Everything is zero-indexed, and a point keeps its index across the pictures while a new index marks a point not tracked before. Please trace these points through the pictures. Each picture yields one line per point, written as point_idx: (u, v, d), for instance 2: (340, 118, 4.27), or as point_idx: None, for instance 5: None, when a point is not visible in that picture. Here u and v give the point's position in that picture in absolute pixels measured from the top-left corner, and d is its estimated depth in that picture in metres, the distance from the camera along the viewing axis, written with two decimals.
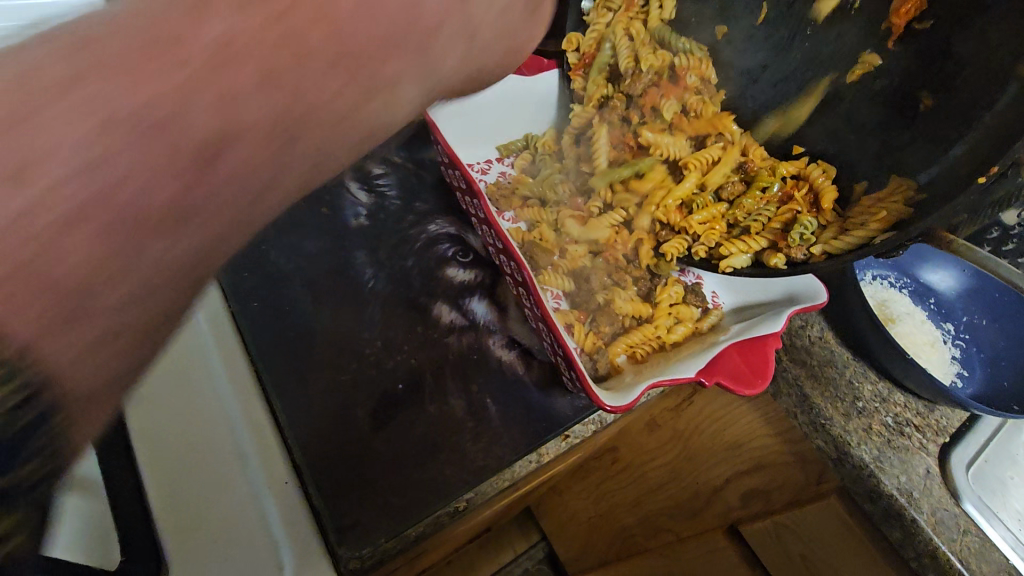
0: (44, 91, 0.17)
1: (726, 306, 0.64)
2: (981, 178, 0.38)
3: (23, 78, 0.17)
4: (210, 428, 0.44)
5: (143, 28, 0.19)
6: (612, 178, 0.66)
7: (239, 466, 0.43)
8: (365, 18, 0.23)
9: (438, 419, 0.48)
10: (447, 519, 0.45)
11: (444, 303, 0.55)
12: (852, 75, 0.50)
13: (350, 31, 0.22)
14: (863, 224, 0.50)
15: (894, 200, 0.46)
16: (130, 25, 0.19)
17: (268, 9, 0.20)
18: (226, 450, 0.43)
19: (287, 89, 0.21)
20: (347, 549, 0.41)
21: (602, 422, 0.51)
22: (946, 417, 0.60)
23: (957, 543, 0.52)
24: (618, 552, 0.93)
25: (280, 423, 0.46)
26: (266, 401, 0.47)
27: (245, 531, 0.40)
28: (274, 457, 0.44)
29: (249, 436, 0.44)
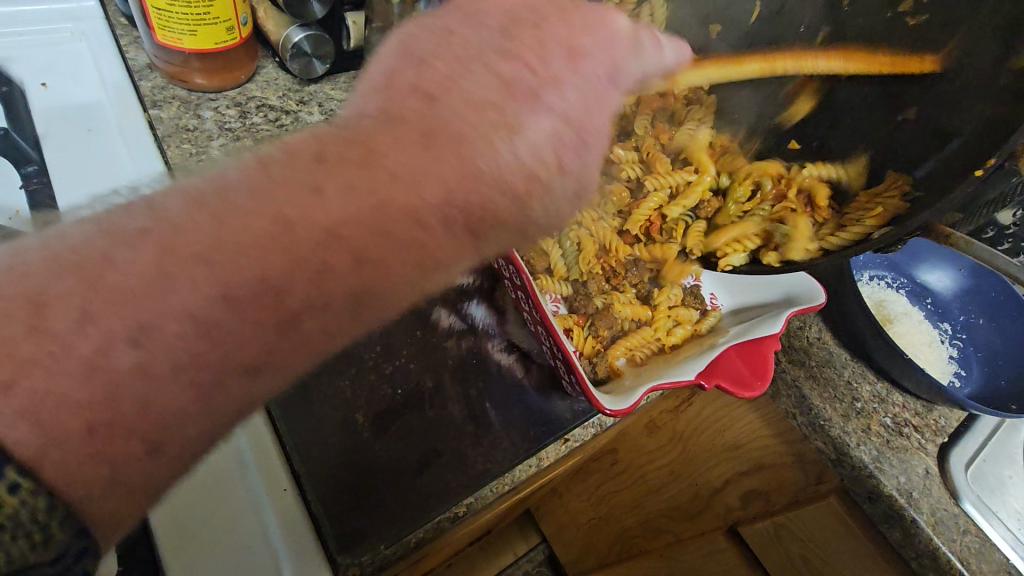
0: (127, 375, 0.21)
1: (724, 308, 0.65)
2: (978, 171, 0.38)
3: (102, 368, 0.21)
4: (234, 504, 0.40)
5: (197, 313, 0.22)
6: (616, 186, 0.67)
7: (262, 544, 0.40)
8: (373, 294, 0.26)
9: (437, 424, 0.48)
10: (448, 524, 0.44)
11: (442, 307, 0.55)
12: None
13: (366, 300, 0.26)
14: (860, 219, 0.49)
15: (888, 195, 0.45)
16: (186, 311, 0.22)
17: (305, 294, 0.24)
18: (251, 528, 0.40)
19: (311, 353, 0.26)
20: (347, 556, 0.41)
21: (602, 425, 0.51)
22: (945, 417, 0.60)
23: (957, 543, 0.53)
24: (618, 553, 0.94)
25: (306, 494, 0.42)
26: (290, 468, 0.43)
27: (244, 536, 0.39)
28: (302, 535, 0.40)
29: (273, 511, 0.41)
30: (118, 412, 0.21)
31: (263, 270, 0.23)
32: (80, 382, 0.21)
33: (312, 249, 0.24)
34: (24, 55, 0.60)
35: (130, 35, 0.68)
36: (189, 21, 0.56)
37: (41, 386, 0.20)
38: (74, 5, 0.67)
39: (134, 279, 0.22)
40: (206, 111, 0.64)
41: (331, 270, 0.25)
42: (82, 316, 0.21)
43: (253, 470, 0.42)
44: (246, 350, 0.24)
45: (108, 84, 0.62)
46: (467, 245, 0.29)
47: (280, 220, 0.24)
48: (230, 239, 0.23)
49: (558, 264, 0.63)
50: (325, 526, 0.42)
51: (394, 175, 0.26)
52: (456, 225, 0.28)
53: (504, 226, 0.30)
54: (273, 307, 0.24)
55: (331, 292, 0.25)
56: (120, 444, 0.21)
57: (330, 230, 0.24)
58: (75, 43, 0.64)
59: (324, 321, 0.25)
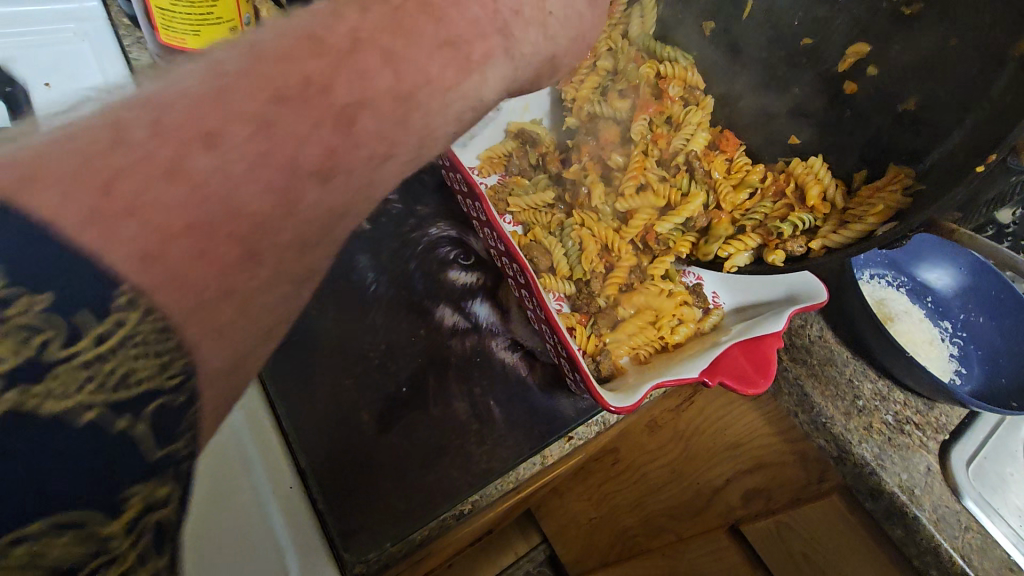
0: (208, 178, 0.20)
1: (727, 306, 0.64)
2: (980, 167, 0.38)
3: (181, 173, 0.19)
4: (239, 504, 0.41)
5: (259, 116, 0.21)
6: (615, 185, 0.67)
7: (270, 544, 0.40)
8: (423, 94, 0.26)
9: (442, 422, 0.48)
10: (453, 522, 0.45)
11: (446, 306, 0.55)
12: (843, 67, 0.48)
13: (416, 102, 0.26)
14: (863, 215, 0.49)
15: (892, 191, 0.46)
16: (252, 115, 0.21)
17: (354, 89, 0.24)
18: (258, 529, 0.41)
19: (364, 174, 0.25)
20: (353, 554, 0.41)
21: (605, 423, 0.51)
22: (946, 414, 0.61)
23: (959, 540, 0.53)
24: (619, 552, 0.94)
25: (313, 495, 0.43)
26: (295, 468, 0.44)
27: (250, 534, 0.40)
28: (308, 531, 0.42)
29: (279, 511, 0.42)
30: (209, 215, 0.20)
31: (304, 70, 0.23)
32: (164, 183, 0.19)
33: (348, 47, 0.24)
34: (27, 56, 0.60)
35: (133, 36, 0.68)
36: (193, 21, 0.57)
37: (129, 188, 0.18)
38: (76, 6, 0.67)
39: (185, 103, 0.20)
40: None
41: (349, 101, 0.24)
42: (153, 128, 0.19)
43: (260, 467, 0.43)
44: (312, 149, 0.22)
45: (112, 83, 0.62)
46: (500, 54, 0.30)
47: (310, 37, 0.23)
48: (270, 59, 0.22)
49: (561, 264, 0.63)
50: (331, 521, 0.42)
51: (406, 1, 0.26)
52: (473, 52, 0.29)
53: (525, 37, 0.32)
54: (326, 104, 0.23)
55: (381, 93, 0.24)
56: (217, 247, 0.20)
57: (353, 33, 0.24)
58: (78, 44, 0.64)
59: (381, 121, 0.25)
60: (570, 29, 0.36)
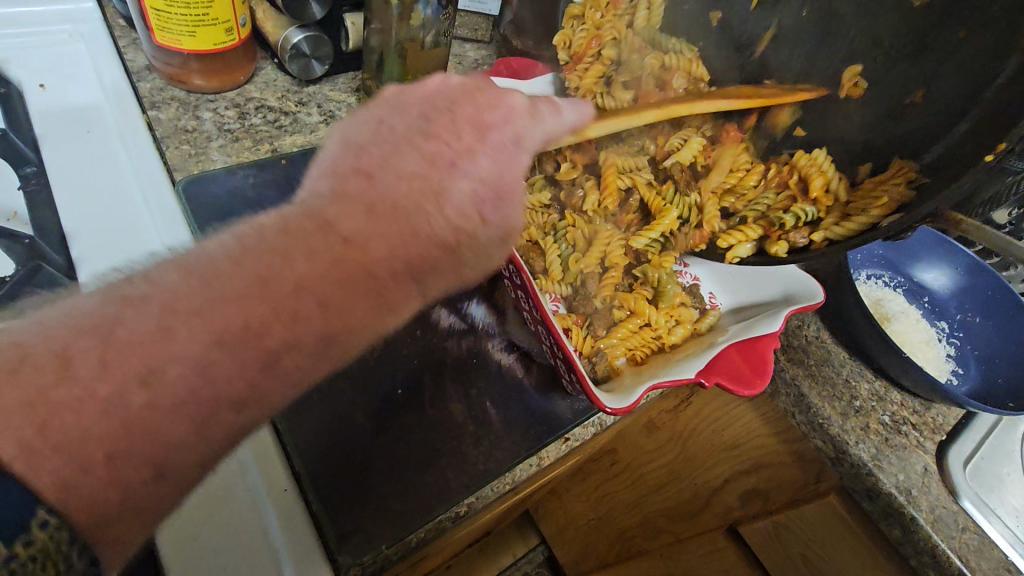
0: (139, 413, 0.22)
1: (724, 307, 0.65)
2: (989, 157, 0.37)
3: (118, 408, 0.22)
4: (239, 534, 0.40)
5: (200, 357, 0.24)
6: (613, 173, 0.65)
7: (273, 565, 0.39)
8: (340, 337, 0.28)
9: (438, 424, 0.48)
10: (449, 524, 0.45)
11: (442, 307, 0.55)
12: (849, 72, 0.48)
13: (334, 340, 0.28)
14: (863, 208, 0.48)
15: (896, 183, 0.45)
16: (188, 355, 0.23)
17: (281, 338, 0.26)
18: (259, 552, 0.39)
19: (290, 388, 0.27)
20: (349, 555, 0.41)
21: (602, 424, 0.52)
22: (942, 414, 0.61)
23: (956, 540, 0.53)
24: (617, 554, 0.94)
25: (315, 511, 0.42)
26: (296, 485, 0.43)
27: (253, 559, 0.39)
28: (311, 555, 0.40)
29: (280, 531, 0.41)
30: (132, 443, 0.22)
31: (245, 320, 0.25)
32: (98, 418, 0.22)
33: (285, 296, 0.26)
34: (22, 56, 0.60)
35: (129, 37, 0.68)
36: (189, 22, 0.57)
37: (66, 424, 0.21)
38: (71, 6, 0.67)
39: (137, 337, 0.23)
40: (205, 112, 0.65)
41: (303, 310, 0.26)
42: (102, 364, 0.22)
43: (254, 469, 0.42)
44: (236, 386, 0.25)
45: (107, 84, 0.62)
46: (416, 288, 0.31)
47: (261, 284, 0.25)
48: (217, 305, 0.24)
49: (554, 267, 0.63)
50: (331, 532, 0.41)
51: (349, 243, 0.28)
52: (402, 272, 0.30)
53: (438, 280, 0.32)
54: (255, 352, 0.25)
55: (302, 339, 0.26)
56: (129, 469, 0.22)
57: (299, 283, 0.26)
58: (73, 45, 0.64)
59: (302, 360, 0.27)
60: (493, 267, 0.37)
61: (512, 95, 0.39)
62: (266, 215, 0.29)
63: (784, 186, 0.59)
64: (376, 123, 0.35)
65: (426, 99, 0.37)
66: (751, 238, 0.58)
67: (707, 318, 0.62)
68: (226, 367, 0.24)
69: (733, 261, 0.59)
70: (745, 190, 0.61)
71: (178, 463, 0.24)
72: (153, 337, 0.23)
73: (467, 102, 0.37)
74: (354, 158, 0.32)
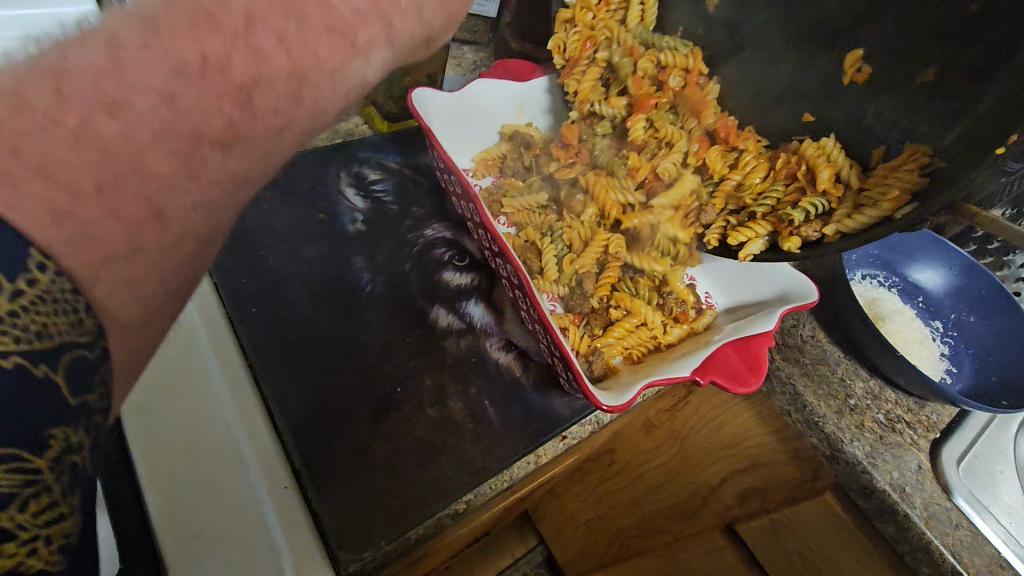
0: (117, 143, 0.22)
1: (720, 306, 0.65)
2: (1001, 148, 0.38)
3: (90, 137, 0.21)
4: (205, 431, 0.43)
5: (161, 89, 0.22)
6: (598, 182, 0.66)
7: (240, 472, 0.42)
8: (311, 76, 0.27)
9: (438, 421, 0.48)
10: (447, 521, 0.45)
11: (441, 307, 0.56)
12: (852, 56, 0.48)
13: (306, 80, 0.27)
14: (875, 198, 0.49)
15: (907, 168, 0.45)
16: (149, 87, 0.22)
17: (247, 70, 0.25)
18: (227, 455, 0.43)
19: (271, 129, 0.27)
20: (348, 552, 0.41)
21: (599, 422, 0.52)
22: (937, 412, 0.62)
23: (951, 537, 0.53)
24: (616, 554, 0.94)
25: (289, 448, 0.44)
26: (265, 408, 0.46)
27: (224, 476, 0.42)
28: (301, 530, 0.41)
29: (250, 444, 0.44)
30: (119, 173, 0.22)
31: (202, 49, 0.23)
32: (73, 148, 0.21)
33: (240, 26, 0.24)
34: None
35: None
36: None
37: (40, 148, 0.20)
38: None
39: (94, 67, 0.22)
40: None
41: (268, 49, 0.25)
42: (58, 94, 0.21)
43: (254, 465, 0.43)
44: (213, 119, 0.24)
45: (25, 27, 0.57)
46: (375, 18, 0.29)
47: (204, 16, 0.24)
48: (172, 31, 0.23)
49: (549, 268, 0.63)
50: (326, 524, 0.42)
51: None
52: (361, 10, 0.28)
53: (406, 15, 0.31)
54: (225, 84, 0.24)
55: (274, 73, 0.26)
56: (124, 201, 0.22)
57: (249, 16, 0.25)
58: None
59: (275, 101, 0.26)
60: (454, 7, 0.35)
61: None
62: None
63: (793, 179, 0.58)
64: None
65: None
66: (762, 234, 0.57)
67: (703, 317, 0.62)
68: (195, 88, 0.23)
69: (746, 259, 0.58)
70: (753, 184, 0.60)
71: (174, 206, 0.24)
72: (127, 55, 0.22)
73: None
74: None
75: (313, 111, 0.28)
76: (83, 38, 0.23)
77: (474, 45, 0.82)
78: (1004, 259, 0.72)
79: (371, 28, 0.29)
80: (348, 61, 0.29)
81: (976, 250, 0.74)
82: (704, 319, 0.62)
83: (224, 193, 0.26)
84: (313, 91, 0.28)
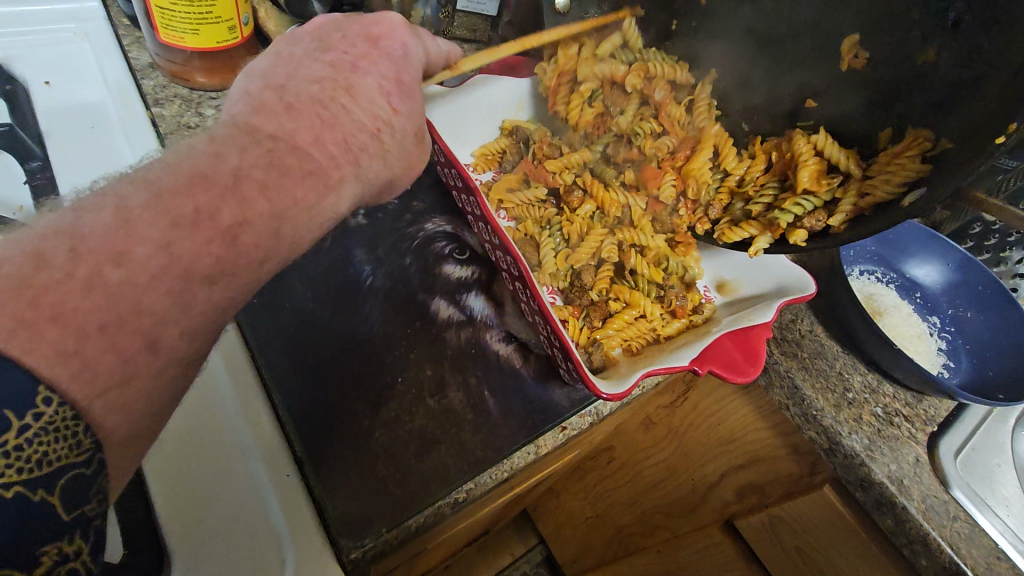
0: (120, 288, 0.26)
1: (718, 300, 0.66)
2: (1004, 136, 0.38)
3: (103, 276, 0.26)
4: (208, 423, 0.43)
5: (161, 238, 0.28)
6: (596, 184, 0.68)
7: (242, 462, 0.43)
8: (290, 215, 0.34)
9: (437, 412, 0.49)
10: (447, 510, 0.45)
11: (442, 299, 0.56)
12: (848, 44, 0.48)
13: (285, 220, 0.33)
14: (882, 182, 0.48)
15: (911, 151, 0.45)
16: (151, 238, 0.28)
17: (232, 217, 0.31)
18: (227, 445, 0.43)
19: (251, 262, 0.32)
20: (350, 538, 0.41)
21: (599, 414, 0.52)
22: (935, 406, 0.62)
23: (947, 529, 0.54)
24: (615, 552, 0.95)
25: (292, 438, 0.45)
26: (267, 398, 0.46)
27: (226, 467, 0.42)
28: (304, 518, 0.41)
29: (251, 434, 0.44)
30: (124, 312, 0.26)
31: (195, 204, 0.30)
32: (81, 296, 0.25)
33: (229, 182, 0.31)
34: (28, 54, 0.61)
35: (133, 35, 0.69)
36: (192, 20, 0.58)
37: (55, 301, 0.24)
38: (76, 6, 0.68)
39: (105, 228, 0.27)
40: (208, 109, 0.65)
41: (250, 199, 0.32)
42: (73, 252, 0.26)
43: (256, 455, 0.43)
44: (203, 260, 0.29)
45: None
46: (349, 160, 0.38)
47: (201, 177, 0.31)
48: (169, 194, 0.29)
49: (546, 261, 0.64)
50: (327, 511, 0.42)
51: (279, 138, 0.35)
52: (335, 153, 0.38)
53: (371, 160, 0.41)
54: (213, 227, 0.30)
55: (253, 218, 0.32)
56: (123, 336, 0.26)
57: (236, 173, 0.32)
58: (78, 43, 0.65)
59: (257, 239, 0.32)
60: (409, 158, 0.46)
61: (388, 14, 0.45)
62: (196, 139, 0.34)
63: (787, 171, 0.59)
64: (278, 53, 0.42)
65: (314, 30, 0.43)
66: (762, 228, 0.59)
67: (704, 311, 0.63)
68: (191, 237, 0.29)
69: (758, 255, 0.59)
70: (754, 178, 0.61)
71: (167, 335, 0.28)
72: (143, 214, 0.28)
73: (354, 22, 0.44)
74: (263, 79, 0.39)
75: (300, 210, 0.34)
76: (98, 205, 0.28)
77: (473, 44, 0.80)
78: (1001, 255, 0.72)
79: (347, 170, 0.38)
80: (328, 183, 0.36)
81: (974, 247, 0.74)
82: (704, 313, 0.63)
83: (220, 291, 0.31)
84: (298, 212, 0.34)
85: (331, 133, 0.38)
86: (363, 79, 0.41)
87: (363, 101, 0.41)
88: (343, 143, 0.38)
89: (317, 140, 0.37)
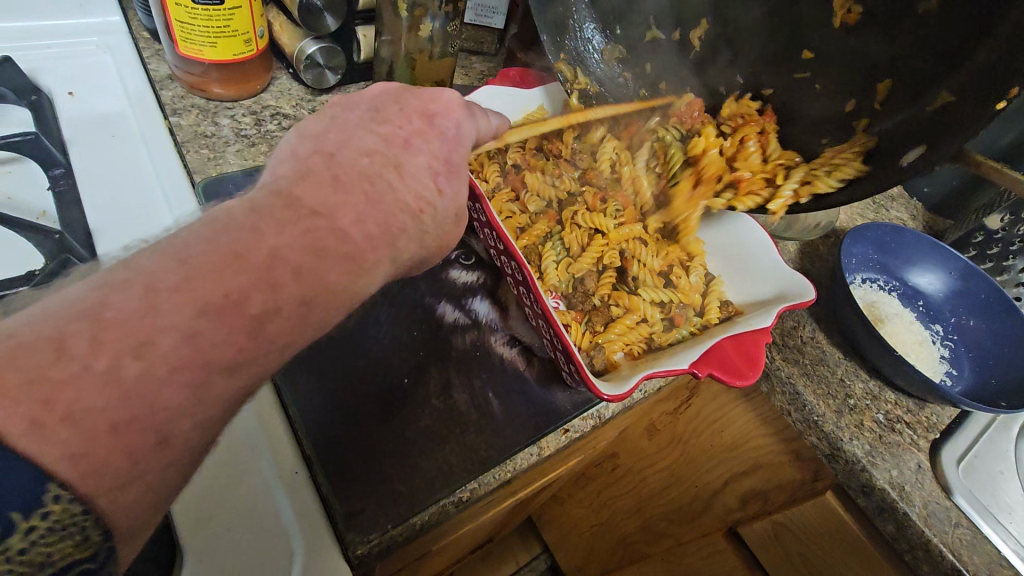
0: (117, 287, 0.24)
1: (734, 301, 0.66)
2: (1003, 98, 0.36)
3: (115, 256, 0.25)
4: (223, 424, 0.45)
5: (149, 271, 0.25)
6: (591, 193, 0.70)
7: (255, 460, 0.44)
8: (320, 302, 0.30)
9: (443, 413, 0.50)
10: (452, 509, 0.46)
11: (448, 304, 0.57)
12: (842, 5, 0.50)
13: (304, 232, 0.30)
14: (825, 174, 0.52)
15: (851, 151, 0.50)
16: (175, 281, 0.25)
17: (263, 305, 0.28)
18: (241, 443, 0.44)
19: None
20: (356, 534, 0.42)
21: (600, 416, 0.54)
22: (937, 414, 0.62)
23: (950, 535, 0.54)
24: (619, 560, 0.95)
25: (301, 440, 0.46)
26: (278, 398, 0.48)
27: (240, 465, 0.43)
28: (312, 513, 0.43)
29: (262, 432, 0.45)
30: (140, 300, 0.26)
31: None
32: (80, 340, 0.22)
33: (259, 270, 0.28)
34: (53, 66, 0.64)
35: (152, 48, 0.71)
36: (211, 35, 0.60)
37: (70, 399, 0.22)
38: (99, 20, 0.71)
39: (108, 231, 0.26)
40: (223, 119, 0.67)
41: (282, 282, 0.29)
42: None
43: (266, 451, 0.44)
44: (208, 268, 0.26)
45: None
46: (386, 244, 0.34)
47: (234, 256, 0.27)
48: None
49: (548, 270, 0.65)
50: (335, 510, 0.43)
51: (318, 214, 0.31)
52: (374, 235, 0.33)
53: (408, 241, 0.36)
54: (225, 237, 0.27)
55: (285, 304, 0.29)
56: None
57: (272, 252, 0.29)
58: (100, 56, 0.68)
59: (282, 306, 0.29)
60: (443, 239, 0.41)
61: (446, 93, 0.44)
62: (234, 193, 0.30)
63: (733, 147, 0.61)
64: (330, 116, 0.39)
65: (372, 97, 0.41)
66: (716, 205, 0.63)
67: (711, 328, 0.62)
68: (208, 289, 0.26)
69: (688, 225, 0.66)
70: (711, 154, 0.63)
71: None
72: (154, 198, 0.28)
73: (411, 95, 0.42)
74: (313, 142, 0.36)
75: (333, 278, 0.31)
76: None
77: (480, 56, 0.83)
78: (1003, 264, 0.72)
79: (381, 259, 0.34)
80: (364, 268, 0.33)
81: (977, 255, 0.75)
82: (718, 325, 0.62)
83: None
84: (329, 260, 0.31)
85: (375, 216, 0.34)
86: (411, 154, 0.38)
87: (410, 177, 0.37)
88: (388, 222, 0.34)
89: (352, 220, 0.32)
